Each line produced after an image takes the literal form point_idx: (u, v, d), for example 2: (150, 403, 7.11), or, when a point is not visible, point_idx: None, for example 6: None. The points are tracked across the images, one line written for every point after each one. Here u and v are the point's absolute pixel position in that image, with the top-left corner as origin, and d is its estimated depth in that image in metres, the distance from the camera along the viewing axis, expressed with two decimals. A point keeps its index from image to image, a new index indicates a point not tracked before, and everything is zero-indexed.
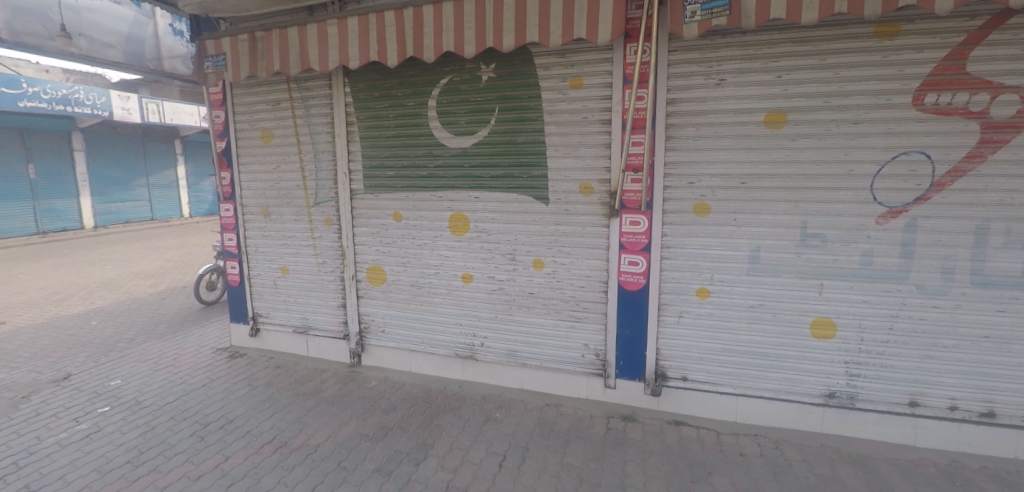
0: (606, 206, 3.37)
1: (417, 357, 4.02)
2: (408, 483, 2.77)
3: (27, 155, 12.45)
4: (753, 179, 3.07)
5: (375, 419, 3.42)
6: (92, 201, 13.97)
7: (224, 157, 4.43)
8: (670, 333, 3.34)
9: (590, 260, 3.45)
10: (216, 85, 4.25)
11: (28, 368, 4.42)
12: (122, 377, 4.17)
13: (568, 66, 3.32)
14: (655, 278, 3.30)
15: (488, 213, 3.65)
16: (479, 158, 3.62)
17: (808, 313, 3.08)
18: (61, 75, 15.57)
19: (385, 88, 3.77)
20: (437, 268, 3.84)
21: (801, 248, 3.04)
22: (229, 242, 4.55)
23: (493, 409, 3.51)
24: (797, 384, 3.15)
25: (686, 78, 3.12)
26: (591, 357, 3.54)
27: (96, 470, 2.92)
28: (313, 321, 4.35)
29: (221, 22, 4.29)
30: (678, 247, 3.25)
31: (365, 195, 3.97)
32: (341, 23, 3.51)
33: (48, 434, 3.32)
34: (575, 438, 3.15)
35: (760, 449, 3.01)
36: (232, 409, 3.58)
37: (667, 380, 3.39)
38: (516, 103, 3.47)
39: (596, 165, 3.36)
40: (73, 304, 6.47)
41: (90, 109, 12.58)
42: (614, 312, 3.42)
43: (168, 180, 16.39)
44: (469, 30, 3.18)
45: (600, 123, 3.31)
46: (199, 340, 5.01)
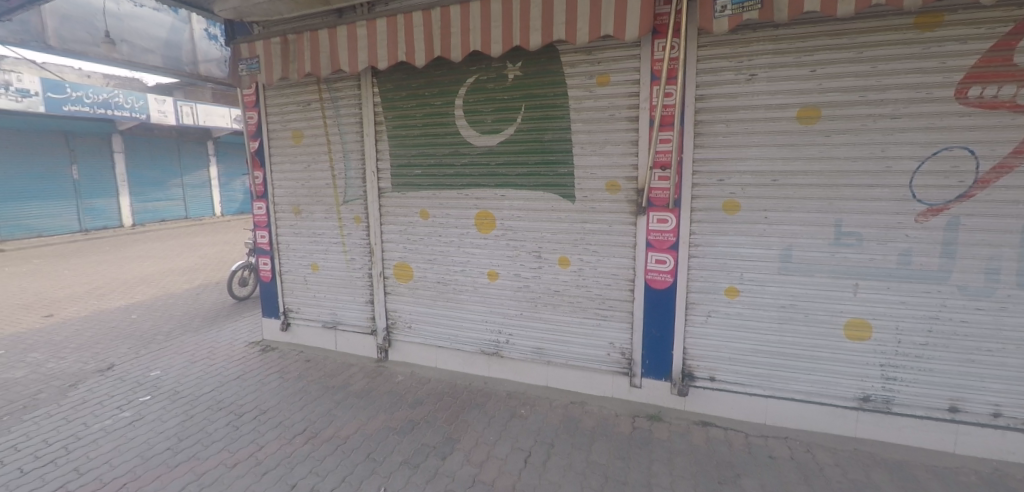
0: (633, 204, 3.35)
1: (443, 353, 4.06)
2: (435, 476, 2.81)
3: (70, 157, 13.04)
4: (786, 176, 3.01)
5: (402, 413, 3.48)
6: (130, 201, 14.54)
7: (257, 157, 4.56)
8: (698, 332, 3.30)
9: (616, 257, 3.43)
10: (250, 87, 4.38)
11: (75, 358, 4.64)
12: (161, 368, 4.34)
13: (595, 63, 3.31)
14: (683, 276, 3.27)
15: (514, 211, 3.67)
16: (505, 156, 3.64)
17: (842, 314, 3.00)
18: (102, 80, 16.27)
19: (413, 87, 3.83)
20: (463, 266, 3.87)
21: (836, 247, 2.96)
22: (262, 239, 4.68)
23: (519, 405, 3.53)
24: (831, 386, 3.07)
25: (716, 74, 3.07)
26: (617, 355, 3.52)
27: (140, 456, 3.06)
28: (342, 316, 4.44)
29: (254, 26, 4.41)
30: (707, 245, 3.21)
31: (393, 193, 4.04)
32: (370, 24, 3.57)
33: (95, 421, 3.49)
34: (600, 436, 3.15)
35: (791, 452, 2.95)
36: (265, 400, 3.69)
37: (694, 380, 3.35)
38: (542, 101, 3.48)
39: (623, 163, 3.34)
40: (114, 298, 6.76)
41: (129, 112, 13.09)
42: (640, 311, 3.39)
43: (201, 180, 16.94)
44: (496, 29, 3.20)
45: (627, 120, 3.29)
46: (233, 334, 5.18)
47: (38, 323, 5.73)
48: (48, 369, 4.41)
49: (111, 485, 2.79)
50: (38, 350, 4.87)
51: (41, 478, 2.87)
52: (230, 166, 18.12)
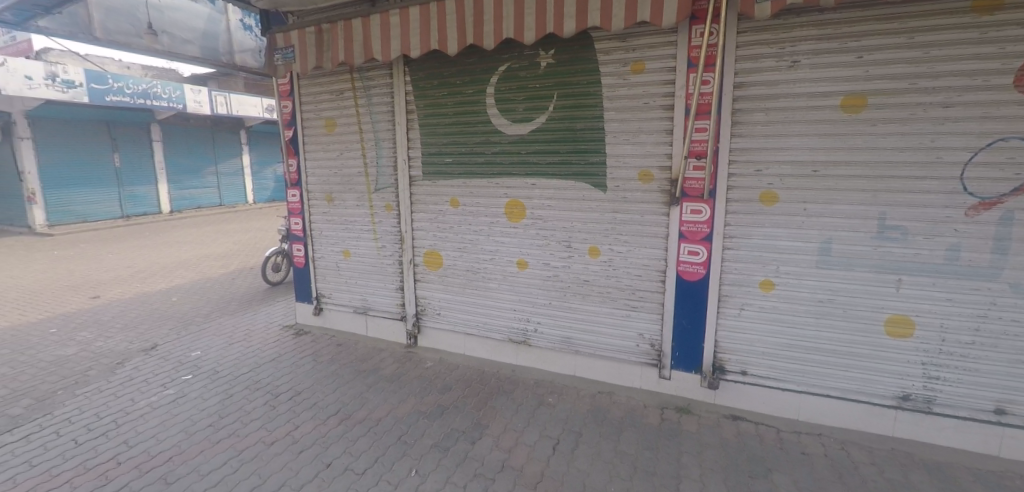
0: (666, 194, 3.30)
1: (471, 340, 4.11)
2: (465, 460, 2.85)
3: (113, 145, 13.56)
4: (827, 166, 2.91)
5: (431, 397, 3.54)
6: (169, 188, 15.05)
7: (291, 145, 4.65)
8: (730, 326, 3.25)
9: (647, 248, 3.39)
10: (284, 76, 4.46)
11: (121, 337, 4.87)
12: (201, 348, 4.52)
13: (629, 51, 3.26)
14: (716, 269, 3.21)
15: (544, 200, 3.66)
16: (537, 145, 3.62)
17: (884, 310, 2.90)
18: (140, 72, 16.81)
19: (444, 76, 3.84)
20: (492, 255, 3.89)
21: (879, 240, 2.86)
22: (296, 226, 4.80)
23: (546, 394, 3.55)
24: (869, 384, 2.98)
25: (756, 61, 2.99)
26: (646, 347, 3.50)
27: (184, 431, 3.20)
28: (372, 302, 4.53)
29: (288, 16, 4.48)
30: (742, 237, 3.14)
31: (424, 181, 4.07)
32: (403, 13, 3.59)
33: (141, 397, 3.67)
34: (628, 427, 3.14)
35: (825, 449, 2.89)
36: (300, 382, 3.81)
37: (725, 374, 3.31)
38: (575, 89, 3.44)
39: (656, 152, 3.29)
40: (156, 282, 7.05)
41: (167, 102, 13.47)
42: (671, 303, 3.36)
43: (234, 168, 17.40)
44: (530, 17, 3.17)
45: (662, 109, 3.23)
46: (267, 317, 5.34)
47: (86, 304, 6.02)
48: (97, 347, 4.65)
49: (158, 458, 2.93)
50: (87, 330, 5.13)
51: (93, 449, 3.04)
52: (261, 155, 18.56)
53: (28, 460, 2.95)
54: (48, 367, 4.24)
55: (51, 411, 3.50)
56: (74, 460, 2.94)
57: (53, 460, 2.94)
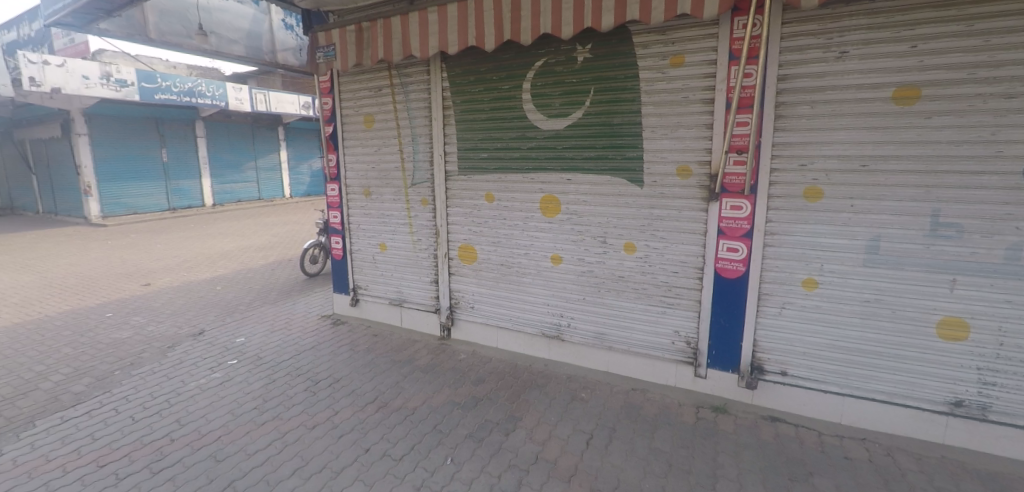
0: (704, 189, 3.24)
1: (504, 334, 4.15)
2: (499, 451, 2.89)
3: (161, 141, 14.23)
4: (877, 161, 2.80)
5: (465, 389, 3.60)
6: (212, 182, 15.69)
7: (331, 141, 4.79)
8: (770, 324, 3.18)
9: (684, 245, 3.34)
10: (325, 74, 4.60)
11: (170, 323, 5.14)
12: (245, 335, 4.72)
13: (669, 44, 3.21)
14: (756, 266, 3.14)
15: (579, 195, 3.66)
16: (573, 140, 3.62)
17: (935, 311, 2.78)
18: (185, 71, 17.54)
19: (481, 72, 3.88)
20: (527, 249, 3.92)
21: (931, 239, 2.75)
22: (334, 219, 4.94)
23: (579, 389, 3.55)
24: (918, 388, 2.87)
25: (802, 52, 2.90)
26: (681, 344, 3.46)
27: (231, 413, 3.36)
28: (407, 294, 4.63)
29: (329, 15, 4.60)
30: (785, 234, 3.05)
31: (459, 176, 4.13)
32: (441, 10, 3.64)
33: (191, 379, 3.86)
34: (663, 424, 3.12)
35: (869, 454, 2.80)
36: (338, 369, 3.94)
37: (763, 373, 3.24)
38: (612, 84, 3.42)
39: (695, 147, 3.23)
40: (202, 271, 7.38)
41: (210, 100, 14.00)
42: (708, 301, 3.31)
43: (272, 163, 17.97)
44: (568, 11, 3.16)
45: (701, 102, 3.18)
46: (306, 307, 5.53)
47: (138, 291, 6.37)
48: (149, 331, 4.92)
49: (208, 436, 3.09)
50: (139, 315, 5.43)
51: (149, 426, 3.22)
52: (299, 150, 19.10)
53: (92, 433, 3.16)
54: (106, 348, 4.52)
55: (110, 390, 3.73)
56: (132, 435, 3.13)
57: (112, 434, 3.14)
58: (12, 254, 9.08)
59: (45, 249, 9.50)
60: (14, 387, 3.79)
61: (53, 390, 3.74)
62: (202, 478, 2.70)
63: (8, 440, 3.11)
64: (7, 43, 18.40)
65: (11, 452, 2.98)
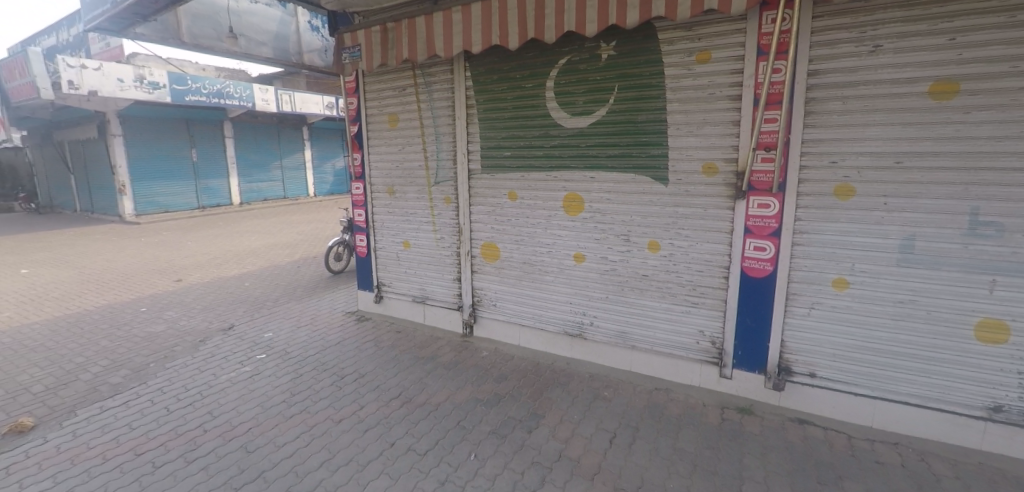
0: (730, 187, 3.19)
1: (526, 331, 4.17)
2: (522, 448, 2.91)
3: (190, 142, 14.66)
4: (913, 157, 2.72)
5: (487, 386, 3.63)
6: (239, 182, 16.11)
7: (356, 140, 4.87)
8: (799, 325, 3.11)
9: (710, 244, 3.30)
10: (351, 74, 4.68)
11: (201, 317, 5.31)
12: (273, 330, 4.85)
13: (695, 40, 3.17)
14: (784, 265, 3.08)
15: (602, 193, 3.65)
16: (596, 138, 3.61)
17: (972, 313, 2.69)
18: (214, 73, 18.04)
19: (504, 71, 3.90)
20: (549, 247, 3.92)
21: (969, 238, 2.65)
22: (359, 217, 5.03)
23: (602, 388, 3.54)
24: (954, 392, 2.78)
25: (833, 46, 2.82)
26: (705, 344, 3.42)
27: (260, 405, 3.46)
28: (430, 292, 4.68)
29: (355, 16, 4.67)
30: (814, 233, 2.99)
31: (482, 175, 4.16)
32: (464, 9, 3.66)
33: (222, 372, 3.99)
34: (687, 425, 3.09)
35: (902, 459, 2.72)
36: (363, 365, 4.01)
37: (791, 375, 3.18)
38: (637, 81, 3.40)
39: (721, 145, 3.19)
40: (230, 268, 7.60)
41: (237, 101, 14.37)
42: (734, 300, 3.26)
43: (297, 163, 18.33)
44: (592, 8, 3.14)
45: (728, 99, 3.12)
46: (331, 303, 5.64)
47: (171, 286, 6.60)
48: (181, 325, 5.10)
49: (239, 428, 3.18)
50: (172, 309, 5.63)
51: (182, 417, 3.34)
52: (323, 150, 19.44)
53: (129, 423, 3.29)
54: (142, 341, 4.70)
55: (146, 381, 3.88)
56: (166, 425, 3.24)
57: (148, 424, 3.26)
58: (53, 250, 9.49)
59: (83, 245, 9.90)
60: (56, 377, 3.97)
61: (92, 380, 3.90)
62: (233, 468, 2.78)
63: (52, 427, 3.26)
64: (48, 48, 19.26)
65: (55, 439, 3.13)
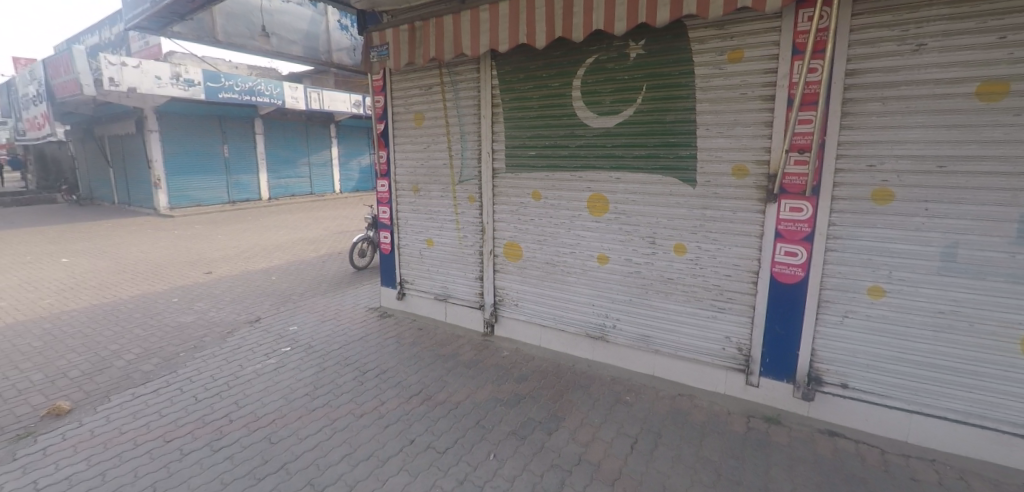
0: (761, 190, 3.10)
1: (548, 332, 4.14)
2: (542, 450, 2.89)
3: (222, 138, 15.11)
4: (957, 161, 2.59)
5: (508, 386, 3.63)
6: (268, 177, 16.52)
7: (382, 138, 4.92)
8: (830, 334, 3.01)
9: (738, 247, 3.22)
10: (378, 73, 4.74)
11: (230, 309, 5.46)
12: (298, 324, 4.95)
13: (727, 38, 3.09)
14: (817, 271, 2.98)
15: (628, 194, 3.59)
16: (623, 138, 3.56)
17: (1019, 326, 2.54)
18: (245, 71, 18.54)
19: (531, 70, 3.89)
20: (573, 248, 3.89)
21: (1017, 247, 2.51)
22: (384, 214, 5.09)
23: (623, 391, 3.50)
24: (997, 409, 2.64)
25: (873, 45, 2.71)
26: (731, 351, 3.34)
27: (284, 398, 3.53)
28: (452, 290, 4.70)
29: (383, 16, 4.72)
30: (849, 239, 2.87)
31: (507, 174, 4.15)
32: (492, 8, 3.66)
33: (249, 364, 4.09)
34: (711, 433, 3.02)
35: (939, 477, 2.60)
36: (385, 361, 4.06)
37: (821, 385, 3.07)
38: (666, 80, 3.34)
39: (753, 146, 3.10)
40: (258, 261, 7.80)
41: (268, 99, 14.75)
42: (763, 306, 3.17)
43: (324, 159, 18.68)
44: (621, 6, 3.09)
45: (761, 99, 3.03)
46: (355, 299, 5.73)
47: (201, 278, 6.81)
48: (211, 317, 5.25)
49: (263, 419, 3.26)
50: (202, 301, 5.80)
51: (210, 406, 3.44)
52: (349, 147, 19.76)
53: (159, 410, 3.40)
54: (173, 331, 4.86)
55: (176, 370, 4.00)
56: (194, 414, 3.34)
57: (177, 412, 3.37)
58: (92, 241, 9.90)
59: (120, 237, 10.31)
60: (92, 363, 4.14)
61: (125, 367, 4.05)
62: (257, 458, 2.85)
63: (87, 412, 3.40)
64: (91, 47, 20.16)
65: (90, 423, 3.25)
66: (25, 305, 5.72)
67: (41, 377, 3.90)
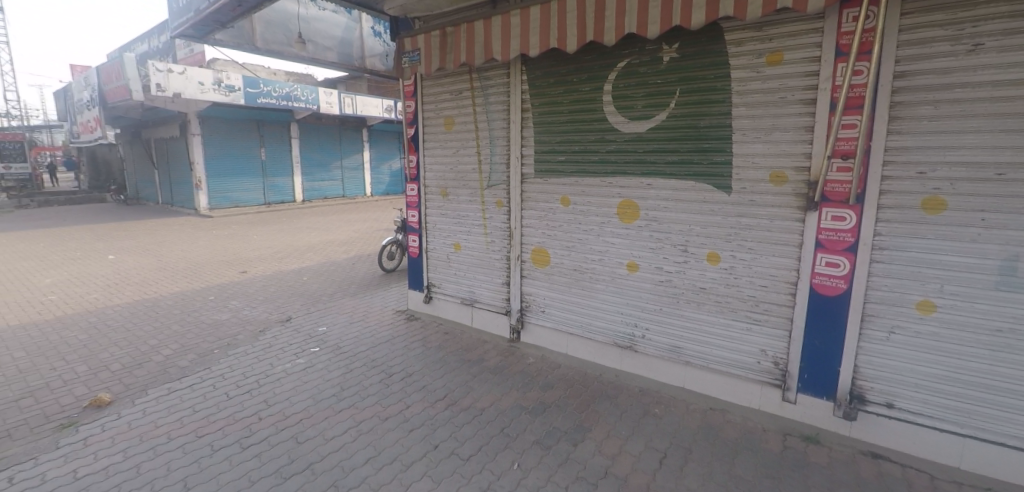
0: (801, 198, 2.97)
1: (575, 339, 4.09)
2: (567, 461, 2.84)
3: (260, 141, 15.65)
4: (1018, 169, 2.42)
5: (533, 393, 3.59)
6: (302, 180, 17.01)
7: (412, 142, 4.98)
8: (874, 350, 2.84)
9: (775, 257, 3.09)
10: (409, 78, 4.79)
11: (263, 308, 5.62)
12: (327, 324, 5.05)
13: (765, 40, 2.98)
14: (861, 284, 2.83)
15: (660, 201, 3.51)
16: (655, 143, 3.48)
17: None
18: (282, 77, 19.18)
19: (561, 74, 3.86)
20: (602, 255, 3.83)
21: None
22: (412, 218, 5.14)
23: (652, 404, 3.41)
24: None
25: (924, 45, 2.57)
26: (767, 365, 3.21)
27: (312, 397, 3.59)
28: (479, 294, 4.70)
29: (416, 22, 4.78)
30: (897, 250, 2.72)
31: (535, 179, 4.13)
32: (523, 13, 3.65)
33: (279, 363, 4.18)
34: (744, 450, 2.90)
35: None
36: (411, 364, 4.09)
37: (864, 404, 2.91)
38: (700, 84, 3.25)
39: (792, 152, 2.97)
40: (291, 262, 8.01)
41: (303, 104, 15.21)
42: (801, 319, 3.03)
43: (356, 163, 19.08)
44: (654, 9, 3.02)
45: (801, 103, 2.91)
46: (383, 301, 5.80)
47: (237, 277, 7.04)
48: (245, 315, 5.41)
49: (292, 418, 3.32)
50: (237, 299, 5.99)
51: (240, 404, 3.53)
52: (381, 151, 20.12)
53: (193, 406, 3.51)
54: (209, 328, 5.03)
55: (210, 367, 4.14)
56: (226, 410, 3.44)
57: (210, 408, 3.47)
58: (137, 239, 10.40)
59: (163, 236, 10.80)
60: (133, 357, 4.32)
61: (163, 362, 4.21)
62: (285, 457, 2.90)
63: (126, 404, 3.54)
64: (140, 54, 21.28)
65: (128, 415, 3.39)
66: (75, 299, 6.05)
67: (85, 369, 4.10)
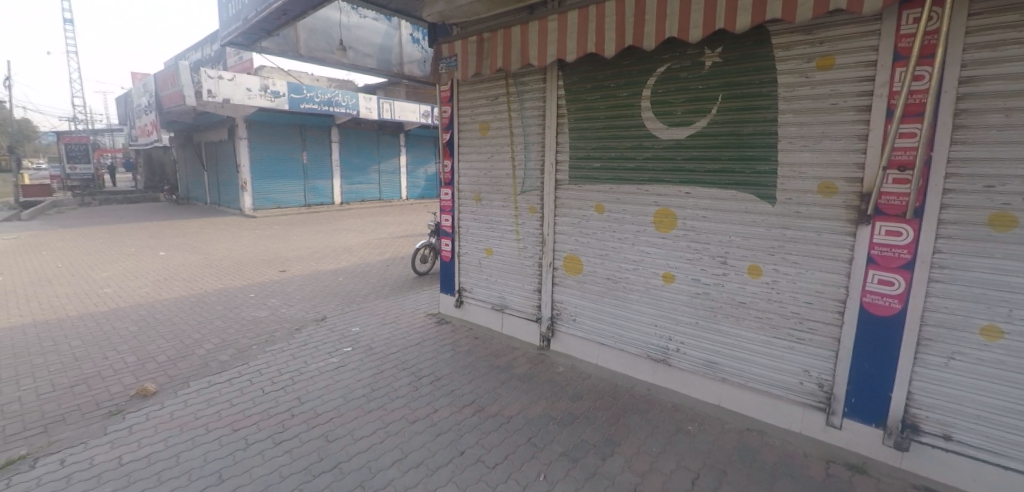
0: (852, 211, 2.80)
1: (606, 350, 4.00)
2: (594, 475, 2.76)
3: (302, 145, 16.23)
4: None
5: (561, 403, 3.52)
6: (341, 183, 17.50)
7: (447, 147, 5.03)
8: (931, 376, 2.64)
9: (822, 272, 2.93)
10: (446, 84, 4.85)
11: (299, 307, 5.79)
12: (360, 325, 5.14)
13: (816, 44, 2.84)
14: (917, 304, 2.63)
15: (698, 210, 3.40)
16: (695, 150, 3.37)
17: None
18: (325, 84, 19.86)
19: (599, 80, 3.80)
20: (635, 264, 3.74)
21: None
22: (446, 222, 5.18)
23: (685, 421, 3.28)
24: None
25: (994, 49, 2.38)
26: (811, 386, 3.04)
27: (343, 396, 3.65)
28: (509, 300, 4.68)
29: (454, 28, 4.83)
30: (959, 269, 2.52)
31: (569, 185, 4.08)
32: (561, 17, 3.63)
33: (313, 361, 4.28)
34: (783, 475, 2.75)
35: None
36: (440, 368, 4.10)
37: (918, 434, 2.70)
38: (744, 90, 3.13)
39: (843, 161, 2.81)
40: (328, 262, 8.23)
41: (343, 109, 15.69)
42: (849, 338, 2.85)
43: (393, 167, 19.48)
44: (697, 13, 2.94)
45: (854, 110, 2.75)
46: (415, 304, 5.86)
47: (276, 276, 7.28)
48: (282, 313, 5.59)
49: (322, 417, 3.38)
50: (276, 297, 6.19)
51: (275, 399, 3.62)
52: (417, 155, 20.46)
53: (231, 399, 3.63)
54: (249, 324, 5.22)
55: (248, 362, 4.28)
56: (260, 406, 3.53)
57: (246, 403, 3.58)
58: (186, 237, 10.95)
59: (209, 234, 11.32)
60: (177, 350, 4.51)
61: (204, 356, 4.38)
62: (314, 455, 2.95)
63: (169, 395, 3.70)
64: (195, 62, 22.53)
65: (170, 406, 3.54)
66: (128, 292, 6.40)
67: (134, 359, 4.31)
